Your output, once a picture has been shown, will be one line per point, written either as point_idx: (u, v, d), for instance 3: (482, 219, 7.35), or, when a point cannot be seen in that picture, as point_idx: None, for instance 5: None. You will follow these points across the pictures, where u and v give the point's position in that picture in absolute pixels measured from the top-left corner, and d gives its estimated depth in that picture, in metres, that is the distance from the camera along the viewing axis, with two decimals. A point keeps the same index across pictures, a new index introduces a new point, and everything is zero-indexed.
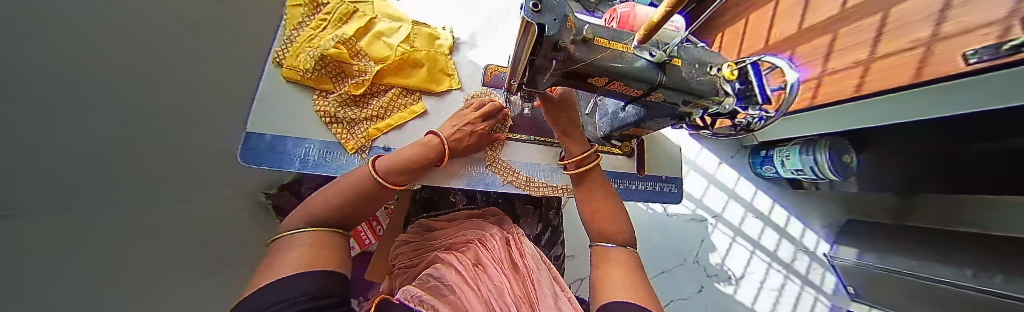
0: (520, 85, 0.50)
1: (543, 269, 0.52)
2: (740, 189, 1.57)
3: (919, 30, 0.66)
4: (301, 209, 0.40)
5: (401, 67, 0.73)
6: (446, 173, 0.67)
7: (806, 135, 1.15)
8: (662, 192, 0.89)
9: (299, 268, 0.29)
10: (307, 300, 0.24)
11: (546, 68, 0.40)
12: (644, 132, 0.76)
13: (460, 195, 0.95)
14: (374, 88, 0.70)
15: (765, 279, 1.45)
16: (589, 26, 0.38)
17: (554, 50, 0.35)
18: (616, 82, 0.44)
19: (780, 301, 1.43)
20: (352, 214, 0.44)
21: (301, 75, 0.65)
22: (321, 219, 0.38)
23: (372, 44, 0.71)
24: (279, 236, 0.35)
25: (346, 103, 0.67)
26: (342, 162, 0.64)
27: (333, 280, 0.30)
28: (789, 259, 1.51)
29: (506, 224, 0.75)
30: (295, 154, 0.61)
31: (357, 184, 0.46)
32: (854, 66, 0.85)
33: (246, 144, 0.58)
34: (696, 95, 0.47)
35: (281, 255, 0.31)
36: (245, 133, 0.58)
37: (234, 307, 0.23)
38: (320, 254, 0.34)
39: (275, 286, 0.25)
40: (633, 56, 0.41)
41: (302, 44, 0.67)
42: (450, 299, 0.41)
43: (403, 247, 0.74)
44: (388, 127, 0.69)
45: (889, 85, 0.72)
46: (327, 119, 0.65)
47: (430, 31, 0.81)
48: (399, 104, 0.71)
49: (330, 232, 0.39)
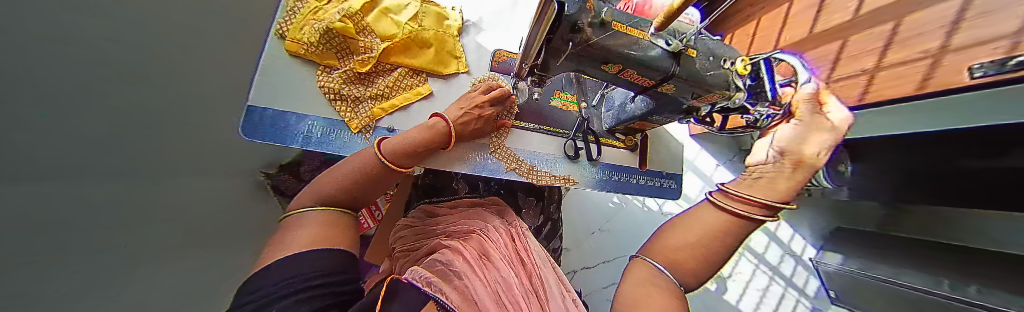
0: (531, 68, 0.49)
1: (548, 268, 0.56)
2: None
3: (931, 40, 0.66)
4: (312, 189, 0.42)
5: (407, 47, 0.71)
6: (451, 157, 0.67)
7: None
8: (661, 188, 0.91)
9: (306, 245, 0.30)
10: (319, 275, 0.25)
11: (561, 51, 0.39)
12: (649, 126, 0.76)
13: (462, 182, 0.96)
14: (379, 66, 0.68)
15: (752, 280, 1.50)
16: (608, 8, 0.37)
17: (571, 31, 0.34)
18: (629, 70, 0.44)
19: (764, 301, 1.47)
20: (360, 195, 0.45)
21: (305, 49, 0.63)
22: (332, 198, 0.40)
23: (378, 21, 0.69)
24: (292, 214, 0.38)
25: (350, 80, 0.66)
26: (346, 141, 0.63)
27: (341, 259, 0.31)
28: (776, 261, 1.56)
29: (508, 216, 0.77)
30: (299, 130, 0.60)
31: (364, 165, 0.46)
32: (860, 74, 0.86)
33: (248, 117, 0.56)
34: (710, 88, 0.47)
35: (294, 231, 0.33)
36: (247, 105, 0.56)
37: (246, 278, 0.25)
38: (329, 232, 0.35)
39: (287, 261, 0.26)
40: (649, 43, 0.40)
41: (306, 17, 0.64)
42: (457, 284, 0.41)
43: (404, 232, 0.75)
44: (393, 107, 0.68)
45: (896, 94, 0.73)
46: (331, 95, 0.64)
47: (438, 10, 0.78)
48: (404, 84, 0.70)
49: (339, 212, 0.41)
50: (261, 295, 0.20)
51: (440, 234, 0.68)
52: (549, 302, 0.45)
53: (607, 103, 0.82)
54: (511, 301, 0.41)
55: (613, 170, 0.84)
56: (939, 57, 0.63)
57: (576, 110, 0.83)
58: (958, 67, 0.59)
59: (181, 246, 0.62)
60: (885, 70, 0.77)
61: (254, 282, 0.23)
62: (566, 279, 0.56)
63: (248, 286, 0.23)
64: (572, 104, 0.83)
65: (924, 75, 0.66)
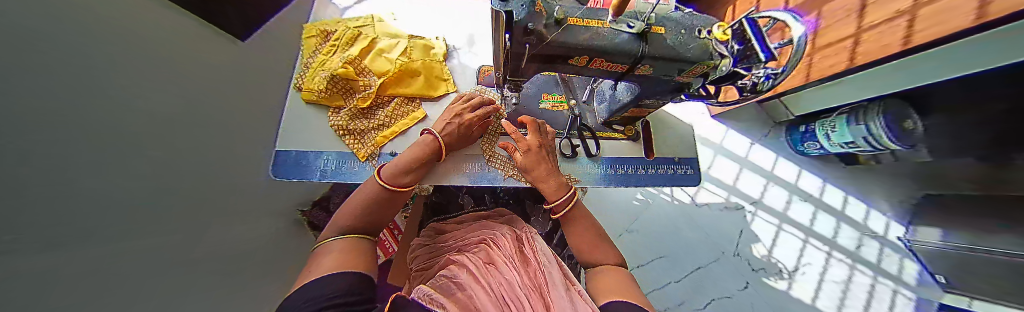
0: (504, 76, 0.51)
1: (554, 264, 0.54)
2: (779, 171, 1.42)
3: None
4: (334, 220, 0.49)
5: (400, 78, 0.79)
6: (447, 170, 0.70)
7: (861, 98, 1.00)
8: (674, 176, 0.84)
9: (332, 268, 0.36)
10: (339, 295, 0.29)
11: (521, 54, 0.41)
12: (646, 112, 0.73)
13: (468, 197, 1.00)
14: (378, 100, 0.76)
15: (826, 271, 1.25)
16: (559, 6, 0.38)
17: (525, 34, 0.36)
18: (598, 59, 0.44)
19: (849, 297, 1.21)
20: (373, 220, 0.50)
21: (317, 95, 0.72)
22: (349, 228, 0.46)
23: (374, 61, 0.77)
24: (320, 244, 0.44)
25: (355, 115, 0.74)
26: (356, 170, 0.69)
27: (361, 279, 0.36)
28: (853, 246, 1.29)
29: (516, 223, 0.76)
30: (316, 167, 0.68)
31: (372, 194, 0.51)
32: (897, 16, 0.74)
33: (275, 161, 0.66)
34: (688, 61, 0.45)
35: (321, 256, 0.40)
36: (274, 150, 0.67)
37: (285, 298, 0.31)
38: (351, 256, 0.41)
39: (317, 284, 0.31)
40: (611, 30, 0.40)
41: (317, 69, 0.75)
42: (456, 297, 0.42)
43: (419, 250, 0.77)
44: (393, 134, 0.74)
45: (942, 33, 0.61)
46: (341, 132, 0.71)
47: (424, 42, 0.87)
48: (401, 112, 0.77)
49: (360, 237, 0.47)
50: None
51: (451, 250, 0.69)
52: (553, 299, 0.43)
53: (598, 97, 0.82)
54: (514, 305, 0.41)
55: (617, 163, 0.80)
56: None
57: (567, 108, 0.83)
58: None
59: (234, 283, 0.69)
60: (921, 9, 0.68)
61: (288, 303, 0.28)
62: (572, 275, 0.53)
63: (284, 308, 0.28)
64: (562, 103, 0.83)
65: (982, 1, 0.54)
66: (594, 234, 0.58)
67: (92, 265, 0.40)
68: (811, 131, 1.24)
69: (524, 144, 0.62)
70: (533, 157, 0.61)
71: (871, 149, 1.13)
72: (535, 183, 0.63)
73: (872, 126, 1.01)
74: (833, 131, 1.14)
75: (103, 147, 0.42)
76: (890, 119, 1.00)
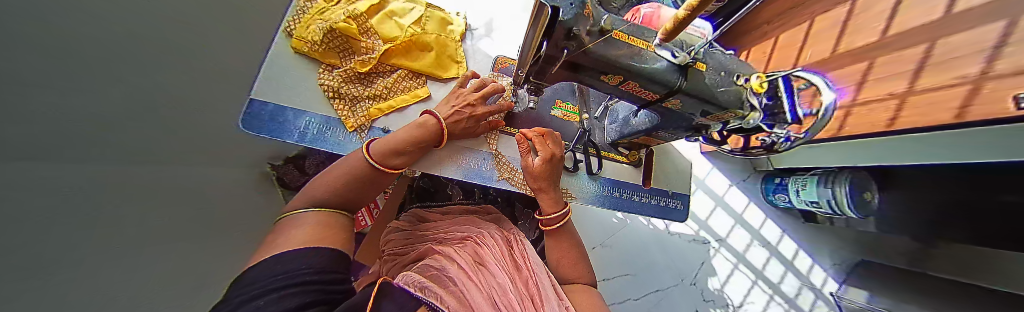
0: (526, 75, 0.47)
1: (546, 273, 0.51)
2: (748, 215, 1.50)
3: (968, 65, 0.59)
4: (308, 190, 0.43)
5: (408, 49, 0.71)
6: (443, 159, 0.65)
7: (826, 166, 1.11)
8: (665, 208, 0.85)
9: (306, 242, 0.32)
10: (311, 272, 0.26)
11: (556, 58, 0.37)
12: (655, 142, 0.73)
13: (457, 188, 0.98)
14: (380, 67, 0.69)
15: None
16: (608, 16, 0.34)
17: (566, 38, 0.31)
18: (630, 82, 0.41)
19: None
20: (354, 197, 0.45)
21: (309, 47, 0.63)
22: (325, 201, 0.41)
23: (382, 23, 0.70)
24: (289, 213, 0.39)
25: (350, 79, 0.66)
26: (340, 139, 0.62)
27: (336, 257, 0.33)
28: (793, 294, 1.40)
29: (503, 224, 0.73)
30: (295, 126, 0.60)
31: (354, 171, 0.45)
32: (888, 98, 0.78)
33: (247, 111, 0.56)
34: (720, 106, 0.43)
35: (290, 228, 0.34)
36: (249, 98, 0.57)
37: (247, 267, 0.26)
38: (326, 232, 0.36)
39: (288, 256, 0.27)
40: (654, 55, 0.37)
41: (313, 16, 0.65)
42: (451, 290, 0.39)
43: (395, 234, 0.72)
44: (389, 108, 0.67)
45: (927, 123, 0.65)
46: (330, 94, 0.63)
47: (442, 15, 0.80)
48: (403, 86, 0.70)
49: (335, 213, 0.42)
50: (254, 286, 0.21)
51: (431, 240, 0.65)
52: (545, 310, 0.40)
53: (610, 115, 0.80)
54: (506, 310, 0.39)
55: (614, 186, 0.80)
56: (981, 82, 0.55)
57: (577, 120, 0.80)
58: (1001, 95, 0.52)
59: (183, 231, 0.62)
60: (914, 95, 0.70)
61: (249, 274, 0.24)
62: (563, 291, 0.49)
63: (245, 276, 0.24)
64: (573, 114, 0.80)
65: (965, 102, 0.58)
66: (578, 254, 0.57)
67: (14, 196, 0.35)
68: (783, 184, 1.30)
69: (545, 153, 0.59)
70: (548, 170, 0.58)
71: (831, 213, 1.17)
72: (535, 193, 0.60)
73: (837, 191, 1.06)
74: (802, 188, 1.19)
75: (21, 44, 0.34)
76: (855, 188, 1.03)
